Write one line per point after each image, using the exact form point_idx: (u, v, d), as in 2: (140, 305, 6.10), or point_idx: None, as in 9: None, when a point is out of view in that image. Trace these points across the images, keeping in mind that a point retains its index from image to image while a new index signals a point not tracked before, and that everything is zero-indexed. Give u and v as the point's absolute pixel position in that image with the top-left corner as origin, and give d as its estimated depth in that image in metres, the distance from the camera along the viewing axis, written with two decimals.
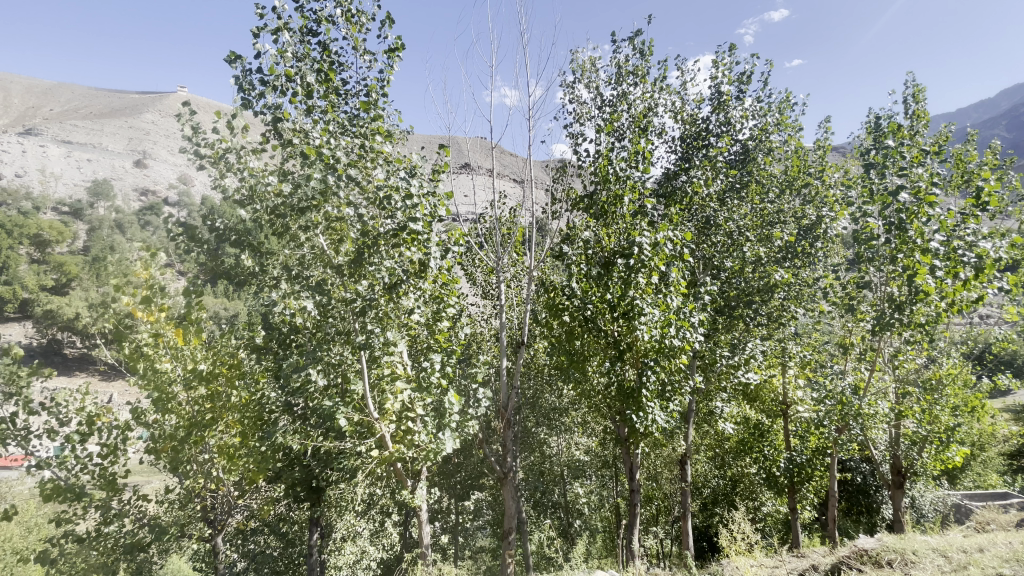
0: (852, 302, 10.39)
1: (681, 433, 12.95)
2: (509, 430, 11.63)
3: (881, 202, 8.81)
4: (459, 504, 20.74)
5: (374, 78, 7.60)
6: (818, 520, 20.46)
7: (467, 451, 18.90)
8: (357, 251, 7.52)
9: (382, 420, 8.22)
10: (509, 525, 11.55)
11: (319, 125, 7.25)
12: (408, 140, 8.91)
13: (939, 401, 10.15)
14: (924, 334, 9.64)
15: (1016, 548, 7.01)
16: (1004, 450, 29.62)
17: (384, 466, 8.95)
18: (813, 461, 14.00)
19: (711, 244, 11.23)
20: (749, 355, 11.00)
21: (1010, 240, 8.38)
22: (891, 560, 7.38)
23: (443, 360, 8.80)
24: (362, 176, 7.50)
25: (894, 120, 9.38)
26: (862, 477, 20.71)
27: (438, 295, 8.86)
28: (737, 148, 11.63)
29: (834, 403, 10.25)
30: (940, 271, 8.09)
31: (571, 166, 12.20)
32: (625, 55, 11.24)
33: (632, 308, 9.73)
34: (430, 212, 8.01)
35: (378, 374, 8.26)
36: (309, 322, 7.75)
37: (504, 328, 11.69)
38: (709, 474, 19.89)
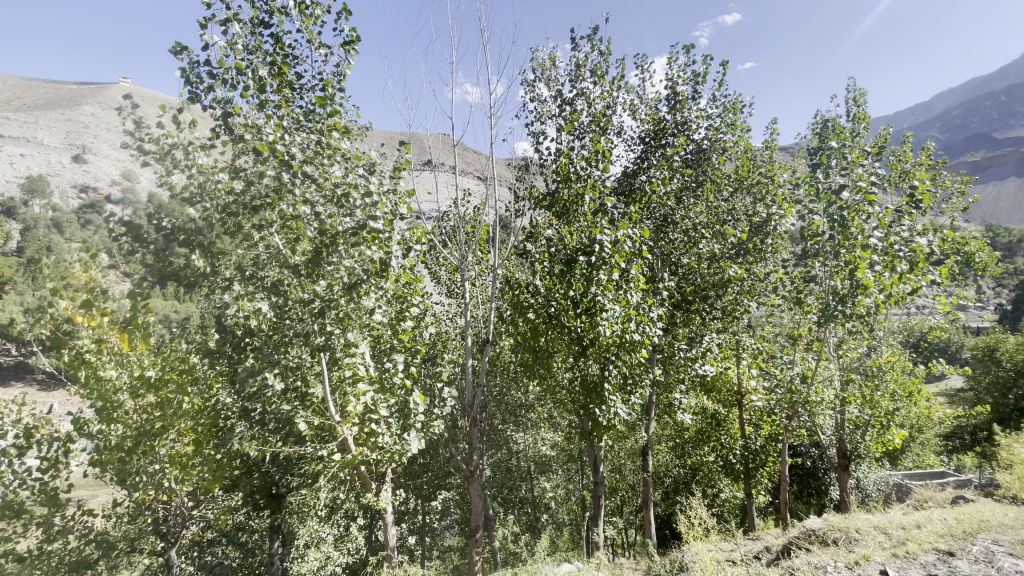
0: (800, 295, 10.89)
1: (643, 425, 13.29)
2: (474, 428, 11.53)
3: (825, 200, 9.32)
4: (426, 505, 20.44)
5: (330, 72, 7.37)
6: (772, 504, 21.37)
7: (434, 451, 18.68)
8: (315, 251, 7.32)
9: (345, 423, 8.06)
10: (476, 524, 11.48)
11: (273, 120, 7.02)
12: (367, 136, 8.69)
13: (879, 387, 10.84)
14: (865, 326, 10.13)
15: (947, 523, 7.57)
16: (940, 433, 31.58)
17: (347, 469, 8.76)
18: (766, 447, 14.61)
19: (669, 242, 11.60)
20: (705, 348, 11.31)
21: (942, 236, 8.98)
22: (836, 538, 7.78)
23: (406, 360, 8.65)
24: (319, 173, 7.29)
25: (836, 123, 9.87)
26: (812, 462, 21.77)
27: (401, 295, 8.73)
28: (693, 148, 11.97)
29: (784, 391, 10.76)
30: (878, 265, 8.63)
31: (532, 163, 12.20)
32: (584, 53, 11.35)
33: (594, 304, 9.87)
34: (391, 210, 7.83)
35: (339, 377, 8.01)
36: (264, 325, 7.43)
37: (469, 327, 11.59)
38: (670, 464, 20.64)
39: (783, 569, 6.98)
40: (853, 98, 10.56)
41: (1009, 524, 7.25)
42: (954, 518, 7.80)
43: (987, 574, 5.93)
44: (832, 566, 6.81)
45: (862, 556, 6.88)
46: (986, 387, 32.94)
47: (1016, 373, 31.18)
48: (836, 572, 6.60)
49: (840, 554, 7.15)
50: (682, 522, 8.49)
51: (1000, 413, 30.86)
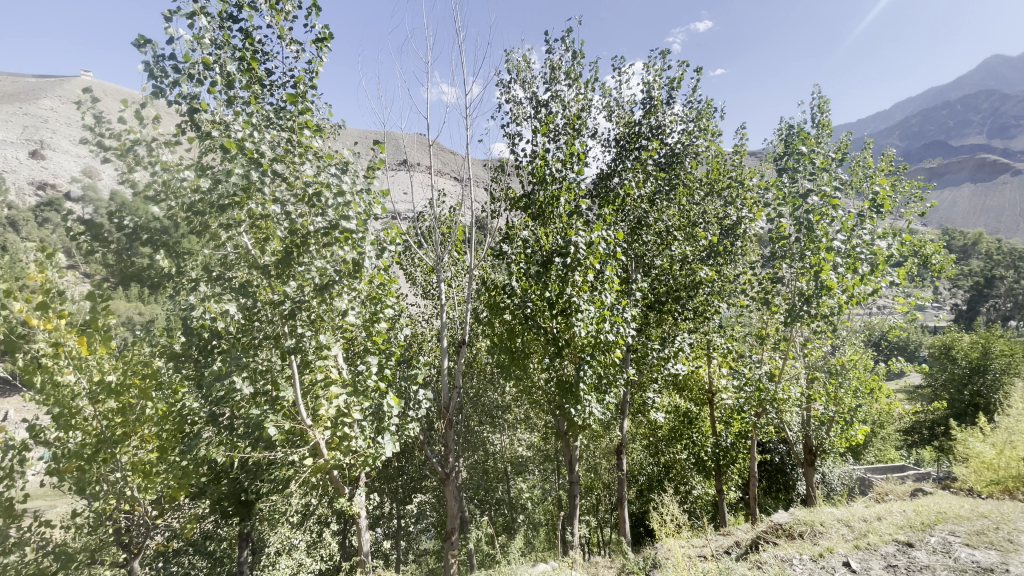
0: (768, 296, 11.16)
1: (618, 424, 13.45)
2: (450, 430, 11.44)
3: (792, 204, 9.63)
4: (401, 509, 20.21)
5: (302, 69, 7.20)
6: (741, 500, 21.89)
7: (410, 454, 18.45)
8: (285, 251, 7.14)
9: (317, 427, 7.89)
10: (452, 526, 11.38)
11: (241, 117, 6.82)
12: (340, 134, 8.54)
13: (843, 384, 11.23)
14: (829, 326, 10.44)
15: (907, 515, 7.89)
16: (900, 428, 32.93)
17: (319, 473, 8.57)
18: (736, 444, 14.99)
19: (643, 244, 11.90)
20: (678, 348, 11.47)
21: (901, 239, 9.39)
22: (802, 531, 8.02)
23: (380, 363, 8.53)
24: (289, 172, 7.08)
25: (802, 129, 10.16)
26: (780, 457, 22.39)
27: (376, 296, 8.52)
28: (666, 152, 12.19)
29: (753, 390, 11.06)
30: (842, 267, 8.97)
31: (508, 164, 12.18)
32: (559, 56, 11.42)
33: (570, 305, 9.91)
34: (364, 209, 7.70)
35: (310, 380, 7.85)
36: (233, 327, 7.18)
37: (446, 327, 11.33)
38: (644, 461, 21.47)
39: (752, 563, 7.15)
40: (818, 105, 10.87)
41: (964, 515, 7.60)
42: (912, 510, 8.13)
43: (944, 564, 6.20)
44: (798, 558, 7.01)
45: (827, 548, 7.11)
46: (943, 383, 34.52)
47: (969, 370, 32.76)
48: (802, 565, 6.80)
49: (806, 547, 7.37)
50: (655, 520, 8.64)
51: (955, 407, 32.38)
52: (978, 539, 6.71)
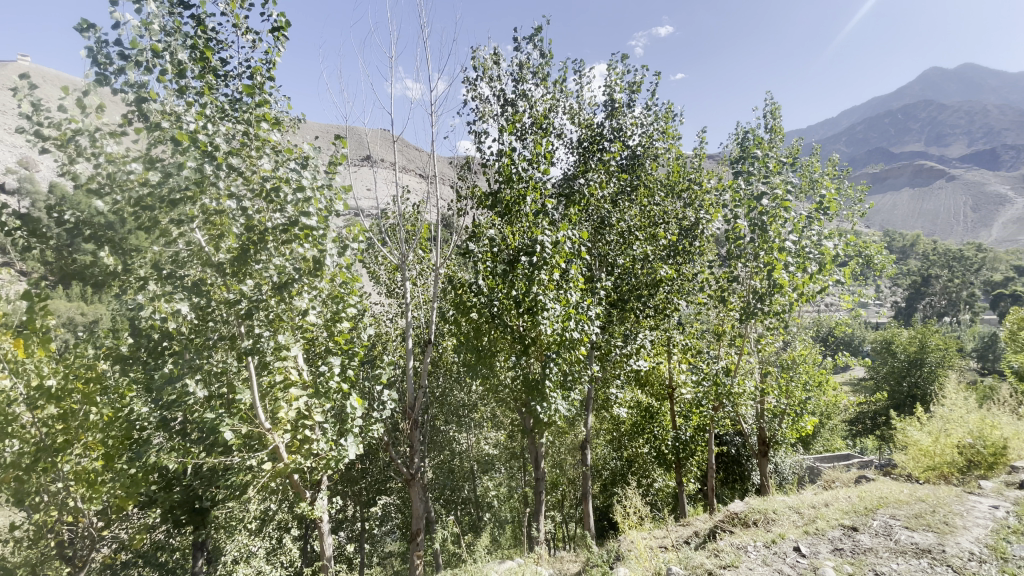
0: (724, 294, 11.56)
1: (581, 420, 13.68)
2: (415, 430, 11.31)
3: (746, 205, 10.05)
4: (365, 511, 19.87)
5: (258, 60, 6.95)
6: (700, 492, 22.63)
7: (374, 455, 18.12)
8: (241, 248, 6.81)
9: (276, 431, 7.63)
10: (417, 527, 11.27)
11: (194, 108, 6.52)
12: (300, 129, 8.30)
13: (794, 378, 11.78)
14: (781, 323, 10.89)
15: (852, 501, 8.36)
16: (847, 419, 34.81)
17: (279, 478, 8.32)
18: (694, 437, 15.50)
19: (606, 244, 12.30)
20: (639, 345, 11.77)
21: (846, 239, 9.95)
22: (757, 519, 8.36)
23: (343, 363, 8.34)
24: (245, 166, 6.79)
25: (758, 134, 10.45)
26: (735, 449, 23.27)
27: (337, 295, 8.29)
28: (628, 154, 12.45)
29: (710, 384, 11.44)
30: (793, 266, 9.44)
31: (474, 162, 12.14)
32: (526, 55, 11.46)
33: (536, 304, 9.97)
34: (326, 206, 7.53)
35: (269, 382, 7.61)
36: (185, 327, 6.83)
37: (411, 327, 11.13)
38: (608, 456, 22.25)
39: (710, 551, 7.41)
40: (770, 112, 11.34)
41: (903, 499, 8.12)
42: (857, 496, 8.63)
43: (886, 546, 6.61)
44: (752, 545, 7.31)
45: (779, 534, 7.44)
46: (883, 376, 36.70)
47: (907, 363, 35.03)
48: (756, 551, 7.10)
49: (759, 534, 7.70)
50: (618, 512, 8.85)
51: (895, 398, 34.48)
52: (917, 522, 7.19)
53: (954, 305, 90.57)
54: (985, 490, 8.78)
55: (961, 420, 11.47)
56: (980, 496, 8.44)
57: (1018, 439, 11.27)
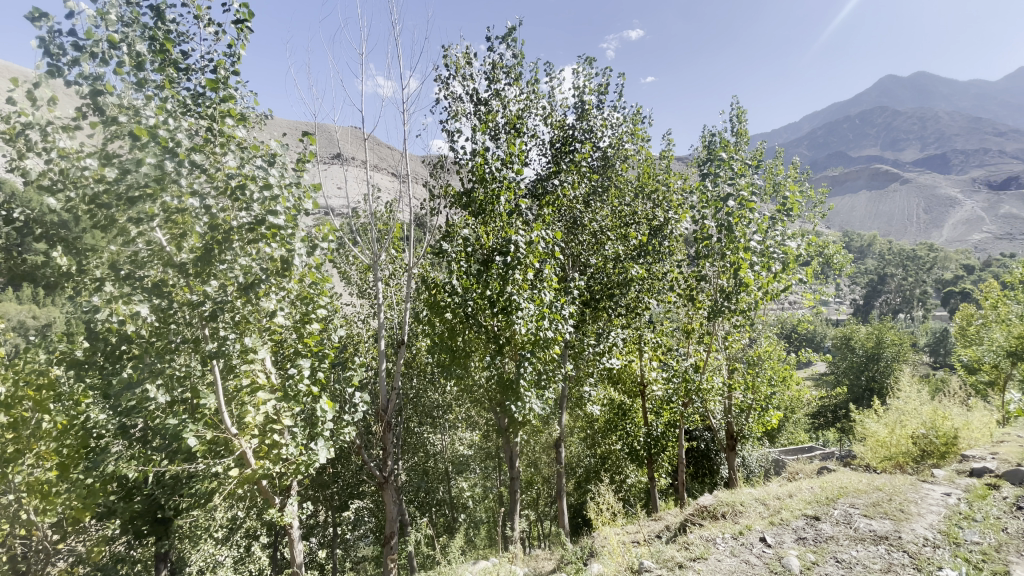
0: (692, 293, 11.80)
1: (556, 418, 13.80)
2: (388, 432, 11.17)
3: (713, 207, 10.31)
4: (337, 516, 19.55)
5: (221, 53, 6.73)
6: (672, 486, 23.11)
7: (346, 459, 17.78)
8: (205, 248, 6.43)
9: (244, 436, 7.40)
10: (392, 530, 11.13)
11: (154, 102, 6.21)
12: (266, 125, 8.09)
13: (760, 373, 12.16)
14: (747, 320, 11.19)
15: (815, 492, 8.68)
16: (810, 413, 36.14)
17: (247, 485, 8.09)
18: (665, 433, 15.80)
19: (579, 243, 12.60)
20: (611, 343, 11.99)
21: (807, 239, 10.31)
22: (724, 511, 8.59)
23: (313, 366, 8.13)
24: (209, 163, 6.53)
25: (724, 137, 10.72)
26: (705, 444, 23.81)
27: (306, 296, 8.08)
28: (599, 155, 12.59)
29: (680, 381, 11.68)
30: (757, 265, 9.74)
31: (447, 161, 12.05)
32: (499, 54, 11.44)
33: (510, 304, 10.00)
34: (295, 205, 7.35)
35: (235, 386, 7.38)
36: (145, 330, 6.52)
37: (383, 328, 10.87)
38: (581, 454, 22.75)
39: (680, 544, 7.57)
40: (736, 116, 11.62)
41: (862, 488, 8.49)
42: (819, 487, 8.97)
43: (846, 534, 6.90)
44: (721, 537, 7.51)
45: (746, 526, 7.66)
46: (843, 371, 38.20)
47: (865, 358, 36.59)
48: (724, 542, 7.29)
49: (727, 526, 7.91)
50: (592, 509, 8.96)
51: (854, 392, 35.95)
52: (875, 510, 7.53)
53: (908, 303, 94.30)
54: (938, 478, 9.25)
55: (915, 411, 12.01)
56: (933, 484, 8.88)
57: (967, 428, 11.90)
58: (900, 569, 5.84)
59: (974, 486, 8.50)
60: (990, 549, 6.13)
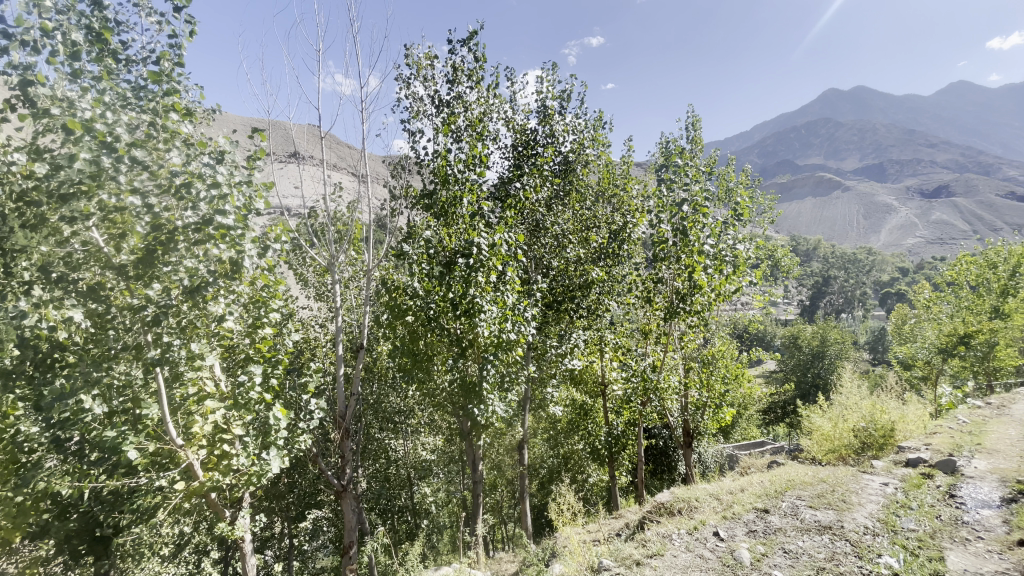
0: (649, 294, 11.83)
1: (518, 421, 13.90)
2: (346, 439, 10.85)
3: (669, 211, 10.58)
4: (294, 527, 18.93)
5: (165, 44, 6.38)
6: (632, 484, 23.62)
7: (302, 468, 17.19)
8: (146, 249, 6.10)
9: (191, 447, 6.99)
10: (350, 539, 10.82)
11: (90, 94, 5.75)
12: (215, 121, 7.73)
13: (714, 372, 12.40)
14: (702, 321, 11.49)
15: (765, 485, 9.03)
16: (761, 409, 37.76)
17: (193, 498, 7.69)
18: (625, 432, 16.10)
19: (541, 246, 12.77)
20: (572, 344, 12.28)
21: (756, 243, 10.75)
22: (680, 507, 8.82)
23: (266, 373, 7.78)
24: (151, 159, 6.15)
25: (680, 143, 11.04)
26: (663, 442, 24.49)
27: (258, 300, 7.75)
28: (561, 160, 12.71)
29: (638, 381, 11.85)
30: (710, 268, 10.07)
31: (408, 161, 11.87)
32: (460, 57, 11.39)
33: (473, 306, 9.93)
34: (245, 204, 7.01)
35: (181, 395, 6.98)
36: (79, 336, 6.05)
37: (341, 332, 10.42)
38: (545, 454, 22.90)
39: (638, 541, 7.71)
40: (691, 124, 11.94)
41: (808, 481, 8.91)
42: (769, 480, 9.34)
43: (794, 525, 7.22)
44: (676, 533, 7.69)
45: (700, 521, 7.89)
46: (791, 368, 40.10)
47: (811, 355, 38.59)
48: (681, 538, 7.47)
49: (683, 522, 8.11)
50: (553, 510, 9.02)
51: (801, 388, 37.78)
52: (820, 501, 7.91)
53: (850, 304, 100.13)
54: (877, 469, 9.84)
55: (856, 405, 12.73)
56: (873, 474, 9.43)
57: (903, 421, 12.69)
58: (843, 557, 6.14)
59: (909, 476, 9.08)
60: (924, 536, 6.58)
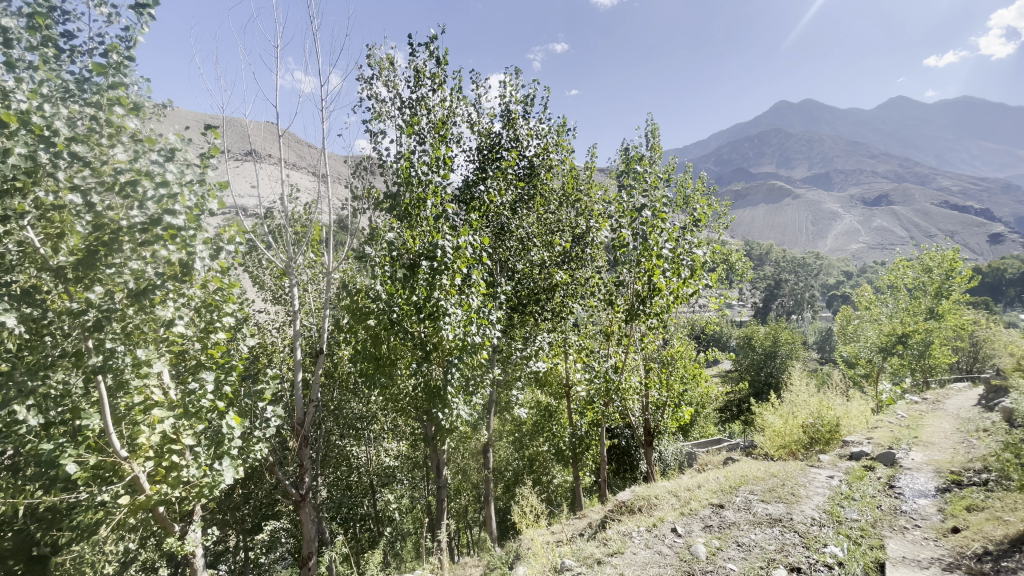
0: (611, 297, 12.04)
1: (483, 424, 13.90)
2: (305, 447, 10.53)
3: (630, 216, 10.85)
4: (249, 540, 18.22)
5: (114, 36, 6.05)
6: (595, 483, 23.99)
7: (258, 478, 16.57)
8: (87, 250, 5.77)
9: (137, 459, 6.63)
10: (309, 550, 10.50)
11: (28, 85, 5.39)
12: (166, 116, 7.38)
13: (674, 372, 12.70)
14: (661, 323, 11.78)
15: (720, 481, 9.36)
16: (718, 407, 39.09)
17: (139, 513, 7.29)
18: (588, 432, 16.35)
19: (506, 249, 12.74)
20: (537, 347, 12.49)
21: (713, 248, 11.10)
22: (641, 505, 9.04)
23: (220, 381, 7.45)
24: (94, 155, 5.82)
25: (640, 151, 11.32)
26: (626, 441, 24.96)
27: (211, 304, 7.43)
28: (525, 163, 12.67)
29: (601, 381, 12.03)
30: (669, 272, 10.36)
31: (370, 162, 11.70)
32: (423, 59, 11.32)
33: (437, 309, 9.84)
34: (198, 204, 6.72)
35: (126, 404, 6.61)
36: (11, 343, 5.64)
37: (300, 336, 10.07)
38: (510, 457, 22.87)
39: (600, 540, 7.84)
40: (651, 132, 12.23)
41: (761, 476, 9.30)
42: (725, 476, 9.69)
43: (747, 519, 7.52)
44: (636, 531, 7.86)
45: (659, 518, 8.10)
46: (745, 367, 41.72)
47: (764, 354, 40.20)
48: (640, 536, 7.65)
49: (643, 519, 8.31)
50: (516, 512, 9.07)
51: (755, 387, 39.38)
52: (771, 495, 8.26)
53: (800, 305, 105.11)
54: (824, 462, 10.36)
55: (804, 402, 13.36)
56: (820, 468, 9.94)
57: (847, 416, 13.44)
58: (792, 548, 6.43)
59: (853, 469, 9.62)
60: (866, 525, 6.98)
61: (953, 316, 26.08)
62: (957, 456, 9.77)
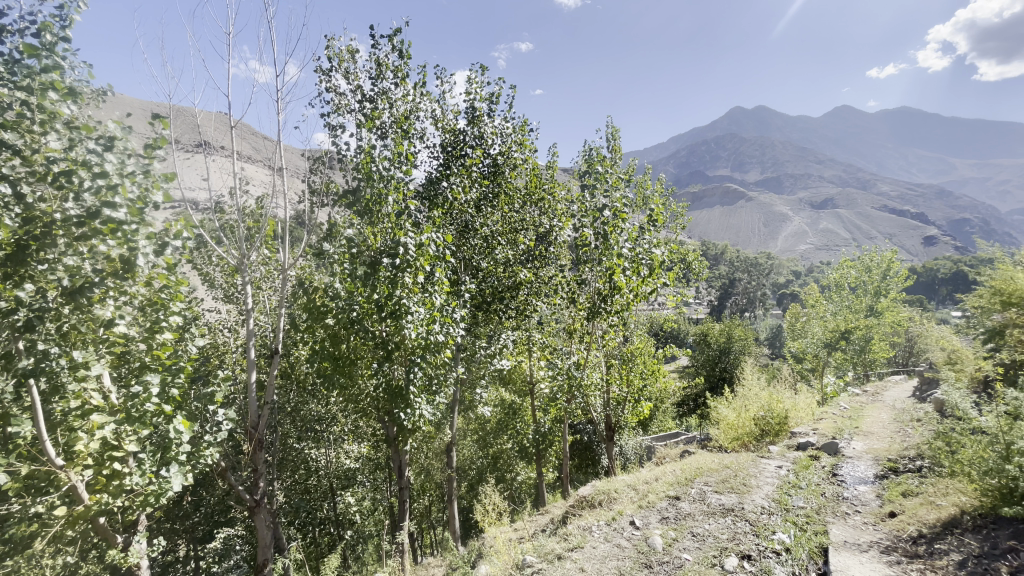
0: (574, 295, 12.33)
1: (446, 423, 13.82)
2: (259, 451, 10.15)
3: (592, 215, 11.01)
4: (200, 548, 17.44)
5: (48, 15, 5.63)
6: (559, 479, 24.31)
7: (209, 484, 15.88)
8: (16, 245, 5.34)
9: (74, 468, 6.22)
10: (265, 557, 10.15)
11: None
12: (105, 103, 6.91)
13: (634, 369, 12.98)
14: (622, 321, 12.03)
15: (677, 474, 9.64)
16: (676, 402, 40.42)
17: (77, 525, 6.85)
18: (551, 429, 16.57)
19: (470, 247, 12.48)
20: (501, 344, 12.64)
21: (671, 247, 11.36)
22: (601, 500, 9.20)
23: (167, 383, 7.09)
24: (24, 142, 5.40)
25: (601, 151, 11.48)
26: (588, 437, 25.44)
27: (155, 303, 7.02)
28: (489, 161, 12.54)
29: (563, 378, 12.17)
30: (629, 270, 10.56)
31: (329, 157, 11.34)
32: (384, 52, 11.08)
33: (399, 307, 9.68)
34: (140, 197, 6.31)
35: (61, 410, 6.17)
36: None
37: (253, 336, 9.51)
38: (474, 455, 22.80)
39: (561, 535, 7.95)
40: (612, 133, 12.42)
41: (714, 467, 9.65)
42: (681, 469, 10.00)
43: (702, 509, 7.79)
44: (596, 525, 8.00)
45: (618, 512, 8.27)
46: (701, 363, 43.34)
47: (718, 351, 41.76)
48: (600, 529, 7.80)
49: (603, 514, 8.47)
50: (479, 511, 9.07)
51: (710, 381, 40.96)
52: (724, 486, 8.59)
53: (753, 303, 109.80)
54: (773, 453, 10.87)
55: (756, 396, 13.97)
56: (770, 459, 10.42)
57: (795, 409, 14.18)
58: (743, 536, 6.71)
59: (799, 458, 10.13)
60: (811, 512, 7.36)
61: (890, 313, 27.95)
62: (893, 445, 10.46)
